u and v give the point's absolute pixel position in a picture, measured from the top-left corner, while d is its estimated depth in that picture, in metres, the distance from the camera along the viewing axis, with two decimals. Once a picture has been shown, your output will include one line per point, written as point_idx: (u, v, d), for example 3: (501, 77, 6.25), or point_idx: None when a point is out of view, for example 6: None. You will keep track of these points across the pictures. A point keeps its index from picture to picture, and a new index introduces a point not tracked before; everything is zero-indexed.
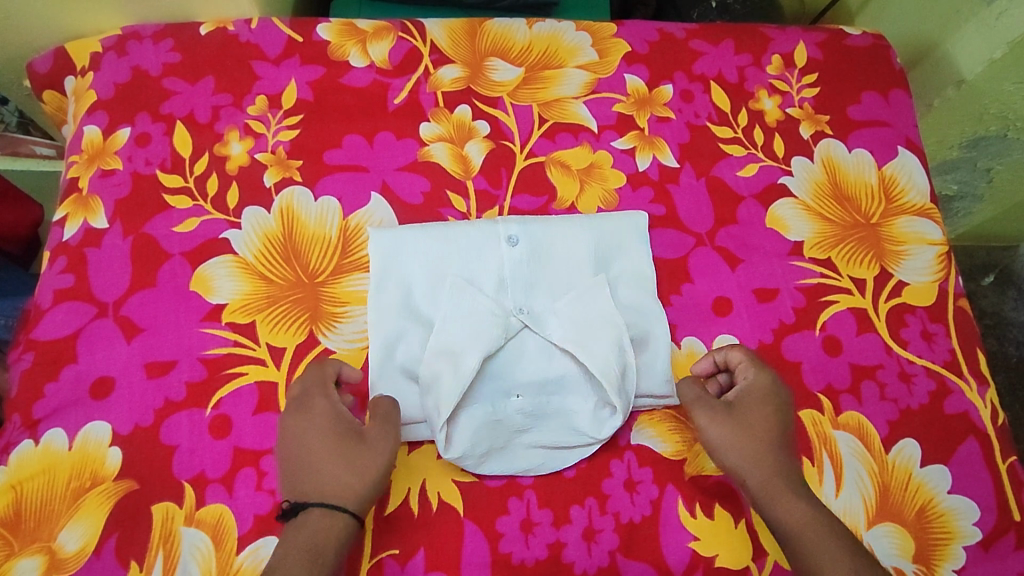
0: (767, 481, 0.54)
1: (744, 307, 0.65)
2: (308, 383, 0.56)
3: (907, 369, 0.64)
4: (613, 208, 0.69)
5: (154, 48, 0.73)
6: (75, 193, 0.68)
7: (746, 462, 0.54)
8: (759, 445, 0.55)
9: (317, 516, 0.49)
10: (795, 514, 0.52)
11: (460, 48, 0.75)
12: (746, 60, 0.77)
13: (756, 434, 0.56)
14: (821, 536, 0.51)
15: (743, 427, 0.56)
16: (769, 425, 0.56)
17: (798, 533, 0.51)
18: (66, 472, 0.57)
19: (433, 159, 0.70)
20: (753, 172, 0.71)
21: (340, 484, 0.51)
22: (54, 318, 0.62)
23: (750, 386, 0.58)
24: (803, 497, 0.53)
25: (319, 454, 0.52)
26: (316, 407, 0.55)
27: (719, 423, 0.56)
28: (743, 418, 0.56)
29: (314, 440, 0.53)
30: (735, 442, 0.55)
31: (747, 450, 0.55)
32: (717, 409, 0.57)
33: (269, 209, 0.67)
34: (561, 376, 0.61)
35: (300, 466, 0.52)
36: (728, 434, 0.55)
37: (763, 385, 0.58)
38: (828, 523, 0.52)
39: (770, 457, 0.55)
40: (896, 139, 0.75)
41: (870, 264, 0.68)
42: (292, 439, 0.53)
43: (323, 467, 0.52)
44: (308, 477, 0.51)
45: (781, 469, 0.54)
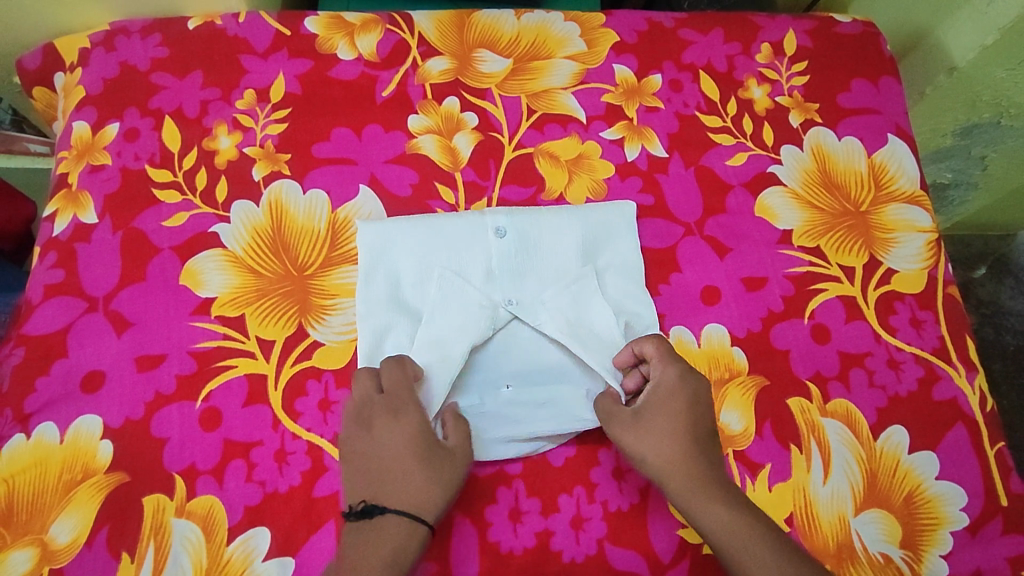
0: (684, 486, 0.52)
1: (732, 295, 0.65)
2: (395, 389, 0.55)
3: (896, 356, 0.64)
4: (602, 198, 0.69)
5: (142, 43, 0.73)
6: (64, 188, 0.68)
7: (657, 472, 0.53)
8: (670, 449, 0.53)
9: (395, 527, 0.49)
10: (716, 519, 0.51)
11: (448, 40, 0.75)
12: (735, 49, 0.77)
13: (668, 440, 0.53)
14: (737, 542, 0.50)
15: (652, 436, 0.54)
16: (681, 426, 0.54)
17: (721, 538, 0.50)
18: (58, 465, 0.57)
19: (421, 151, 0.70)
20: (742, 161, 0.71)
21: (421, 496, 0.51)
22: (45, 313, 0.62)
23: (658, 385, 0.56)
24: (719, 501, 0.51)
25: (419, 462, 0.52)
26: (408, 412, 0.54)
27: (628, 436, 0.54)
28: (650, 426, 0.54)
29: (419, 449, 0.52)
30: (644, 453, 0.53)
31: (661, 458, 0.53)
32: (624, 420, 0.55)
33: (257, 203, 0.67)
34: (550, 365, 0.61)
35: (393, 476, 0.52)
36: (636, 445, 0.54)
37: (668, 383, 0.55)
38: (750, 527, 0.50)
39: (687, 460, 0.53)
40: (886, 126, 0.75)
41: (858, 253, 0.68)
42: (383, 448, 0.53)
43: (415, 477, 0.51)
44: (393, 486, 0.51)
45: (697, 473, 0.52)
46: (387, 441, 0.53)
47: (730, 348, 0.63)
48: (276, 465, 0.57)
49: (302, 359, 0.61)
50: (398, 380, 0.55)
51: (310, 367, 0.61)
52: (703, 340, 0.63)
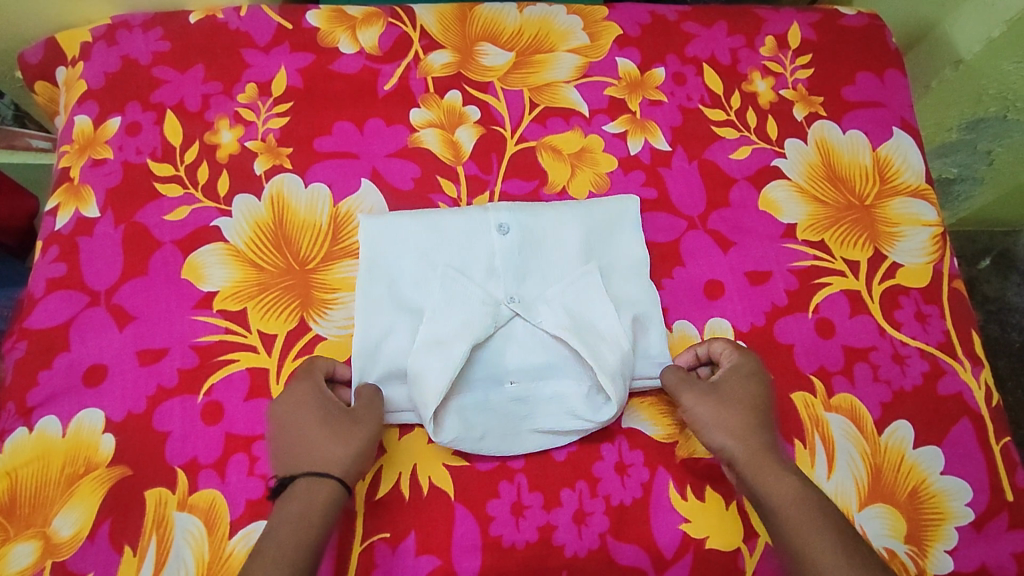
0: (750, 456, 0.54)
1: (735, 289, 0.65)
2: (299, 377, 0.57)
3: (900, 350, 0.64)
4: (604, 191, 0.69)
5: (143, 37, 0.73)
6: (66, 182, 0.68)
7: (730, 440, 0.55)
8: (741, 421, 0.56)
9: (303, 488, 0.51)
10: (779, 490, 0.52)
11: (451, 34, 0.75)
12: (739, 42, 0.76)
13: (743, 413, 0.56)
14: (809, 513, 0.51)
15: (728, 407, 0.56)
16: (754, 406, 0.57)
17: (783, 506, 0.51)
18: (60, 459, 0.57)
19: (423, 145, 0.69)
20: (746, 154, 0.71)
21: (329, 457, 0.52)
22: (47, 307, 0.62)
23: (730, 370, 0.59)
24: (788, 474, 0.53)
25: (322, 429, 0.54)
26: (307, 388, 0.56)
27: (701, 403, 0.57)
28: (725, 399, 0.57)
29: (320, 419, 0.54)
30: (721, 422, 0.56)
31: (729, 427, 0.55)
32: (699, 390, 0.57)
33: (259, 197, 0.67)
34: (551, 362, 0.60)
35: (301, 448, 0.53)
36: (714, 414, 0.56)
37: (747, 367, 0.59)
38: (812, 500, 0.52)
39: (755, 433, 0.55)
40: (891, 119, 0.74)
41: (863, 246, 0.67)
42: (291, 429, 0.55)
43: (321, 442, 0.53)
44: (301, 457, 0.53)
45: (767, 448, 0.55)
46: (292, 424, 0.55)
47: (734, 343, 0.63)
48: None
49: (304, 353, 0.61)
50: (302, 368, 0.58)
51: None
52: (706, 334, 0.63)
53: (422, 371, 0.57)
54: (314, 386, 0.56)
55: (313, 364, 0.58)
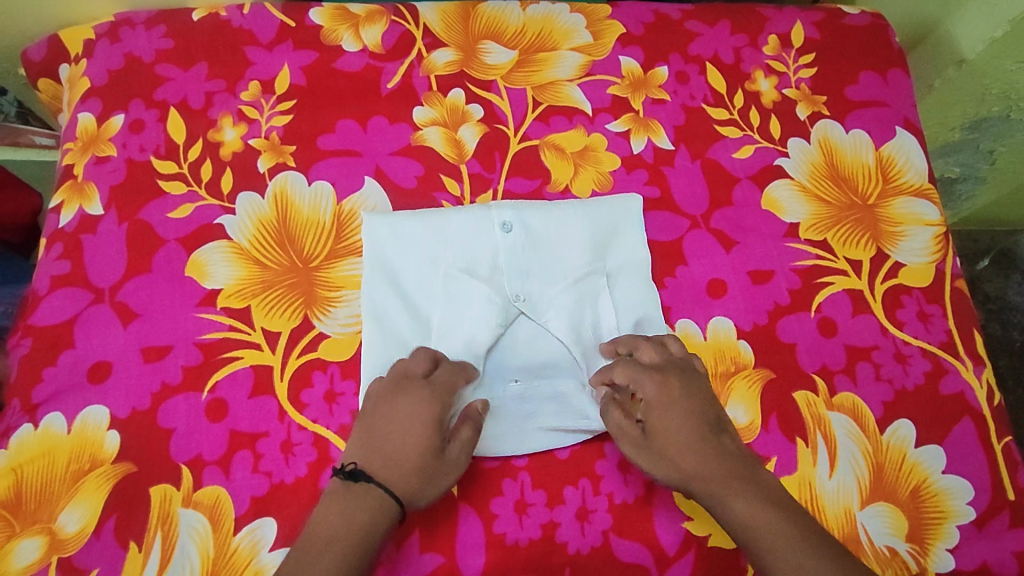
0: (708, 489, 0.52)
1: (738, 288, 0.65)
2: (440, 385, 0.55)
3: (903, 349, 0.64)
4: (607, 190, 0.69)
5: (147, 34, 0.73)
6: (70, 180, 0.68)
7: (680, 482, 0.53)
8: (685, 458, 0.53)
9: (372, 501, 0.50)
10: (747, 519, 0.50)
11: (454, 32, 0.75)
12: (742, 41, 0.76)
13: (677, 450, 0.53)
14: (772, 534, 0.50)
15: (659, 454, 0.53)
16: (684, 435, 0.53)
17: (756, 536, 0.50)
18: (65, 455, 0.57)
19: (426, 143, 0.70)
20: (749, 153, 0.71)
21: (408, 485, 0.52)
22: (51, 304, 0.62)
23: (648, 401, 0.55)
24: (743, 499, 0.51)
25: (418, 454, 0.52)
26: (435, 405, 0.54)
27: (643, 453, 0.54)
28: (661, 442, 0.54)
29: (418, 440, 0.53)
30: (663, 469, 0.53)
31: (678, 469, 0.53)
32: (636, 440, 0.54)
33: (263, 195, 0.67)
34: (556, 361, 0.61)
35: (393, 455, 0.52)
36: (654, 464, 0.53)
37: (654, 393, 0.55)
38: (778, 524, 0.50)
39: (705, 460, 0.52)
40: (894, 119, 0.74)
41: (866, 246, 0.68)
42: (391, 427, 0.53)
43: (411, 468, 0.52)
44: (387, 464, 0.52)
45: (716, 475, 0.52)
46: (397, 420, 0.53)
47: (736, 341, 0.63)
48: (282, 456, 0.57)
49: (308, 351, 0.61)
50: (447, 379, 0.56)
51: (315, 358, 0.61)
52: (709, 333, 0.63)
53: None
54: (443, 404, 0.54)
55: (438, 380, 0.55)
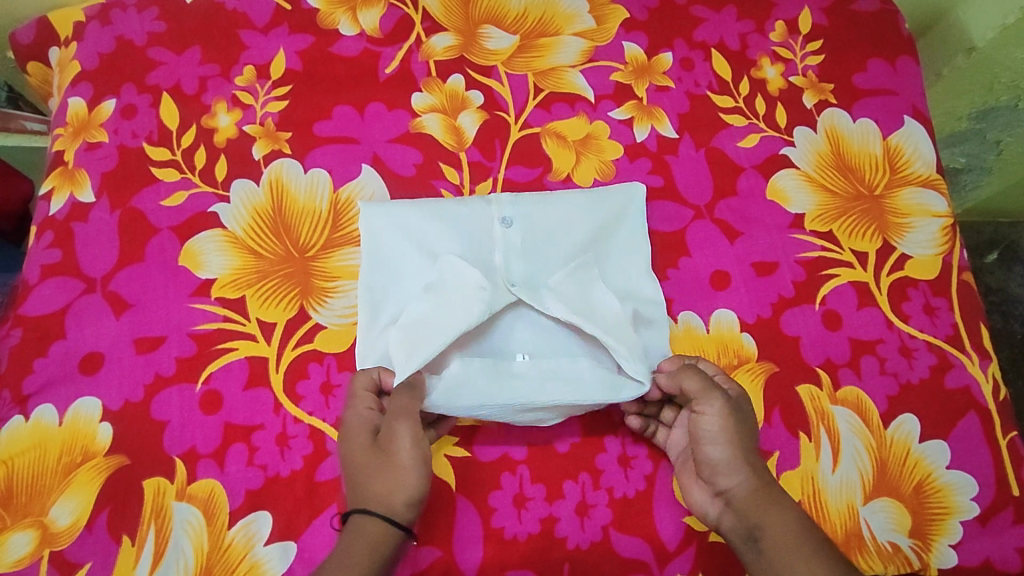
0: (757, 489, 0.52)
1: (742, 280, 0.64)
2: (351, 394, 0.56)
3: (908, 343, 0.63)
4: (610, 179, 0.67)
5: (138, 17, 0.71)
6: (61, 166, 0.66)
7: (737, 462, 0.53)
8: (751, 448, 0.54)
9: (352, 524, 0.50)
10: (783, 524, 0.50)
11: (453, 16, 0.73)
12: (749, 27, 0.75)
13: (747, 437, 0.54)
14: (803, 545, 0.50)
15: (735, 428, 0.54)
16: (754, 433, 0.55)
17: (784, 548, 0.49)
18: (57, 447, 0.56)
19: (425, 130, 0.68)
20: (754, 142, 0.70)
21: (382, 487, 0.51)
22: (42, 293, 0.61)
23: (735, 393, 0.57)
24: (788, 507, 0.52)
25: (363, 460, 0.53)
26: (354, 413, 0.55)
27: (726, 416, 0.54)
28: (739, 421, 0.55)
29: (360, 450, 0.53)
30: (733, 442, 0.53)
31: (739, 451, 0.53)
32: (725, 402, 0.55)
33: (258, 182, 0.65)
34: (556, 345, 0.57)
35: (358, 476, 0.52)
36: (729, 431, 0.54)
37: (747, 398, 0.57)
38: (810, 541, 0.50)
39: (759, 466, 0.53)
40: (902, 108, 0.73)
41: (871, 237, 0.66)
42: (344, 457, 0.54)
43: (374, 471, 0.52)
44: (359, 487, 0.52)
45: (768, 478, 0.53)
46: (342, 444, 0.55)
47: (739, 334, 0.62)
48: (278, 449, 0.57)
49: (304, 342, 0.60)
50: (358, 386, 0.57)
51: (311, 350, 0.60)
52: (712, 327, 0.62)
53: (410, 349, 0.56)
54: (363, 410, 0.55)
55: (354, 387, 0.56)
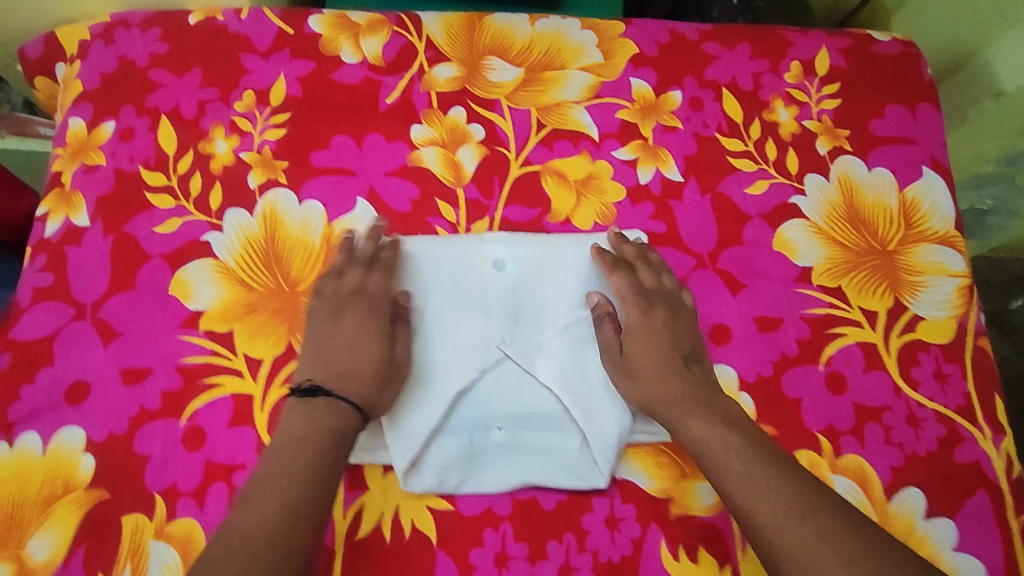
0: (669, 412, 0.55)
1: (743, 336, 0.62)
2: (375, 294, 0.58)
3: (916, 412, 0.61)
4: (611, 223, 0.66)
5: (141, 37, 0.70)
6: (57, 188, 0.66)
7: (647, 403, 0.56)
8: (653, 378, 0.56)
9: (339, 411, 0.52)
10: (700, 439, 0.53)
11: (457, 45, 0.71)
12: (763, 65, 0.71)
13: (650, 374, 0.57)
14: (725, 454, 0.52)
15: (635, 377, 0.57)
16: (655, 358, 0.57)
17: (710, 446, 0.53)
18: (38, 477, 0.56)
19: (423, 164, 0.67)
20: (762, 189, 0.67)
21: (371, 392, 0.54)
22: (33, 318, 0.61)
23: (630, 319, 0.59)
24: (701, 421, 0.54)
25: (370, 365, 0.55)
26: (376, 317, 0.57)
27: (617, 375, 0.58)
28: (635, 363, 0.58)
29: (368, 351, 0.56)
30: (635, 390, 0.57)
31: (645, 392, 0.57)
32: (613, 361, 0.58)
33: (252, 212, 0.65)
34: (544, 411, 0.58)
35: (346, 367, 0.55)
36: (627, 384, 0.57)
37: (639, 315, 0.59)
38: (733, 445, 0.52)
39: (675, 378, 0.56)
40: (922, 158, 0.69)
41: (882, 295, 0.64)
42: (335, 342, 0.56)
43: (367, 376, 0.55)
44: (336, 370, 0.54)
45: (684, 399, 0.55)
46: (344, 335, 0.56)
47: (737, 393, 0.60)
48: None
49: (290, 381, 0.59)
50: (380, 289, 0.59)
51: None
52: None
53: (413, 413, 0.57)
54: (378, 313, 0.57)
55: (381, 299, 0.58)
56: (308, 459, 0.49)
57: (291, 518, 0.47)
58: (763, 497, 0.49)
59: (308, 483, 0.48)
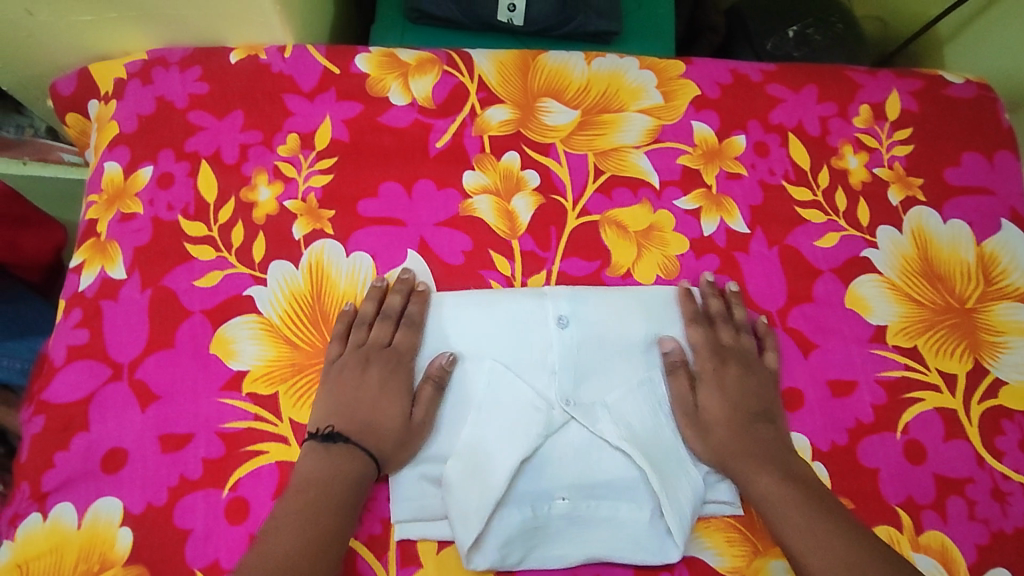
0: (739, 464, 0.54)
1: (816, 401, 0.59)
2: (403, 351, 0.57)
3: (1002, 486, 0.57)
4: (673, 277, 0.62)
5: (180, 76, 0.67)
6: (93, 237, 0.63)
7: (717, 454, 0.55)
8: (723, 429, 0.56)
9: (350, 459, 0.52)
10: (767, 492, 0.53)
11: (510, 86, 0.68)
12: (831, 109, 0.68)
13: (721, 425, 0.56)
14: (792, 508, 0.51)
15: (705, 428, 0.56)
16: (726, 411, 0.56)
17: (775, 504, 0.52)
18: (74, 551, 0.53)
19: (476, 214, 0.63)
20: (833, 242, 0.64)
21: (382, 446, 0.54)
22: (67, 379, 0.58)
23: (702, 371, 0.58)
24: (769, 475, 0.53)
25: (390, 422, 0.54)
26: (403, 375, 0.57)
27: (686, 426, 0.56)
28: (707, 414, 0.56)
29: (388, 405, 0.55)
30: (705, 441, 0.55)
31: (716, 444, 0.55)
32: (685, 411, 0.56)
33: (297, 264, 0.61)
34: (614, 479, 0.55)
35: (365, 415, 0.55)
36: (697, 435, 0.56)
37: (711, 367, 0.58)
38: (796, 500, 0.52)
39: (743, 433, 0.55)
40: (999, 209, 0.66)
41: (961, 357, 0.60)
42: (357, 391, 0.56)
43: (382, 431, 0.54)
44: (358, 419, 0.55)
45: (753, 451, 0.55)
46: (368, 385, 0.56)
47: (812, 464, 0.57)
48: None
49: None
50: (408, 345, 0.58)
51: None
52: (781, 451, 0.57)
53: (473, 485, 0.53)
54: (405, 371, 0.57)
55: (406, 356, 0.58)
56: (334, 500, 0.50)
57: (327, 545, 0.49)
58: (822, 553, 0.49)
59: (341, 516, 0.50)
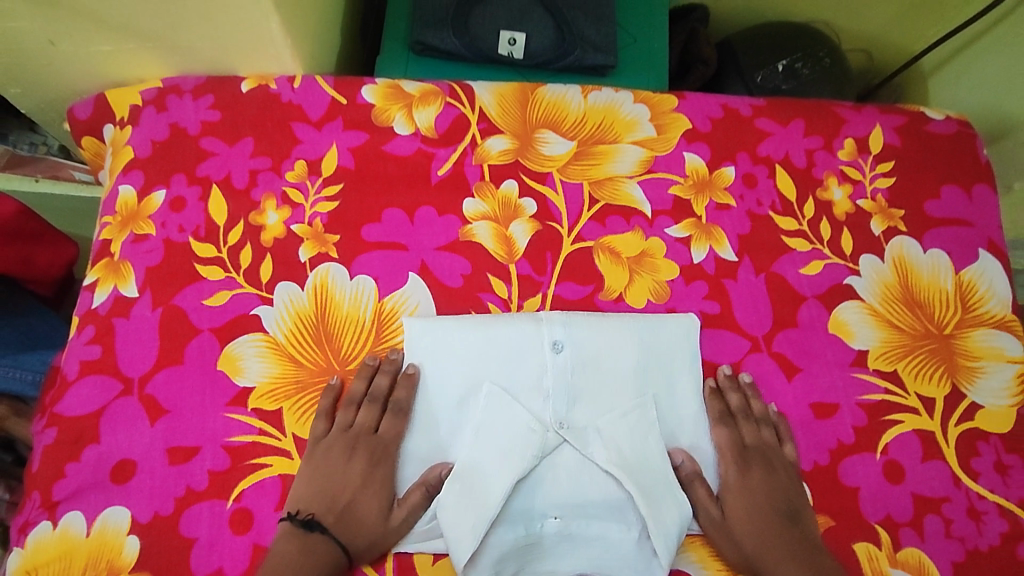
0: (772, 571, 0.54)
1: (798, 423, 0.61)
2: (387, 441, 0.59)
3: (977, 505, 0.59)
4: (664, 302, 0.64)
5: (193, 104, 0.70)
6: (106, 257, 0.66)
7: (751, 562, 0.55)
8: (753, 536, 0.56)
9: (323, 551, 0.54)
10: None
11: (510, 117, 0.71)
12: (816, 143, 0.71)
13: (750, 533, 0.56)
14: None
15: (736, 534, 0.57)
16: (757, 516, 0.57)
17: None
18: (82, 559, 0.55)
19: (475, 239, 0.66)
20: (817, 270, 0.66)
21: (359, 536, 0.55)
22: (79, 393, 0.60)
23: (727, 476, 0.59)
24: None
25: (370, 514, 0.56)
26: (387, 465, 0.58)
27: (716, 532, 0.57)
28: (735, 520, 0.57)
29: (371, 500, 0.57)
30: (736, 549, 0.56)
31: (747, 549, 0.56)
32: (712, 518, 0.57)
33: (302, 286, 0.64)
34: (603, 500, 0.57)
35: (348, 505, 0.56)
36: (728, 543, 0.56)
37: (737, 473, 0.59)
38: None
39: (777, 541, 0.56)
40: (978, 240, 0.68)
41: (939, 381, 0.63)
42: (338, 482, 0.57)
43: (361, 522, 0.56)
44: (337, 505, 0.56)
45: (787, 558, 0.55)
46: (351, 477, 0.57)
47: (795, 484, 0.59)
48: None
49: None
50: (392, 436, 0.59)
51: None
52: None
53: (468, 505, 0.55)
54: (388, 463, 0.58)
55: (389, 448, 0.59)
56: None
57: None
58: None
59: None
